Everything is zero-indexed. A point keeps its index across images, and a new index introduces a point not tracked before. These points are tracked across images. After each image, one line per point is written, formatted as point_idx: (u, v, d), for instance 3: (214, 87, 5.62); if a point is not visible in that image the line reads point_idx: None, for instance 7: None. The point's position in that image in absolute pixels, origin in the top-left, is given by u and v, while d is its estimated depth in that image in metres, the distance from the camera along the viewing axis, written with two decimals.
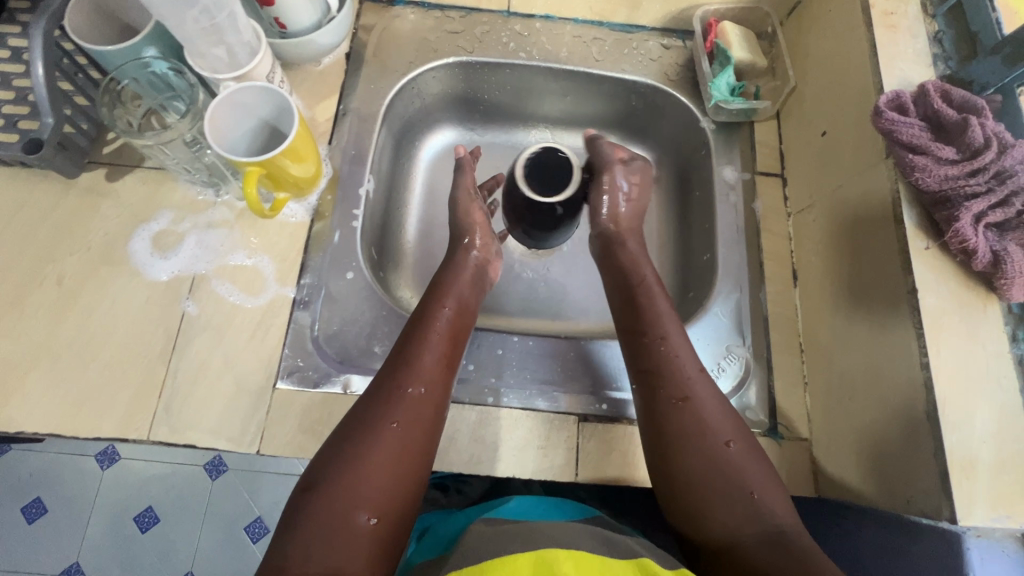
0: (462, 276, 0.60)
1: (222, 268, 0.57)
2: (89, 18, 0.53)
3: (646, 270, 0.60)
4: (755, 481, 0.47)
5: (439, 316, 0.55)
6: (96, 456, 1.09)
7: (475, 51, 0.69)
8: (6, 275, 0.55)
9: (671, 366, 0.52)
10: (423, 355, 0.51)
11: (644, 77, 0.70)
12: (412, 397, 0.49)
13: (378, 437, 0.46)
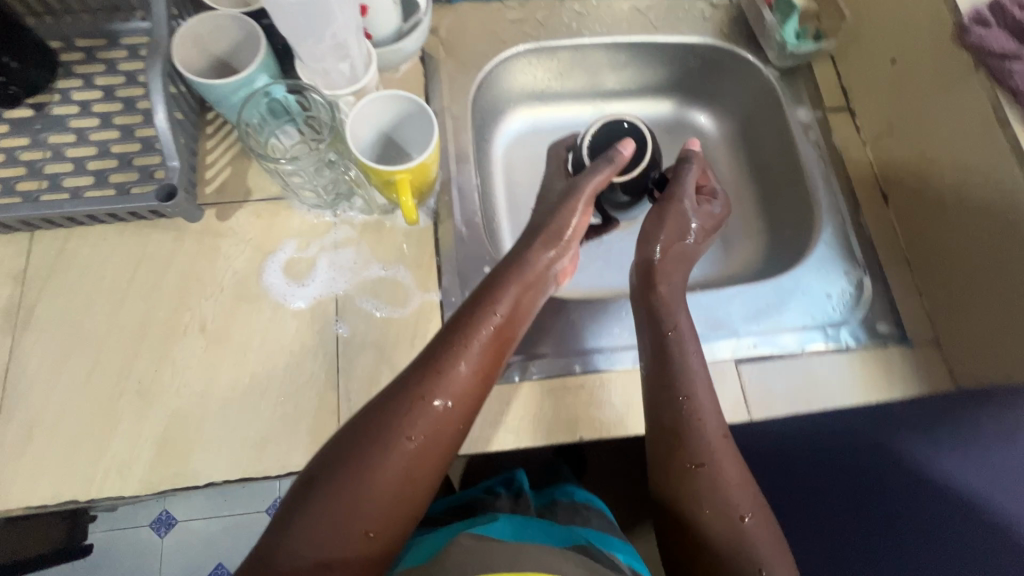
0: (518, 277, 0.53)
1: (362, 285, 0.57)
2: (196, 55, 0.54)
3: (680, 321, 0.56)
4: (767, 555, 0.45)
5: (485, 323, 0.50)
6: (152, 523, 0.93)
7: (541, 36, 0.71)
8: (147, 332, 0.54)
9: (695, 430, 0.50)
10: (457, 368, 0.47)
11: (704, 38, 0.73)
12: (436, 413, 0.45)
13: (391, 452, 0.43)
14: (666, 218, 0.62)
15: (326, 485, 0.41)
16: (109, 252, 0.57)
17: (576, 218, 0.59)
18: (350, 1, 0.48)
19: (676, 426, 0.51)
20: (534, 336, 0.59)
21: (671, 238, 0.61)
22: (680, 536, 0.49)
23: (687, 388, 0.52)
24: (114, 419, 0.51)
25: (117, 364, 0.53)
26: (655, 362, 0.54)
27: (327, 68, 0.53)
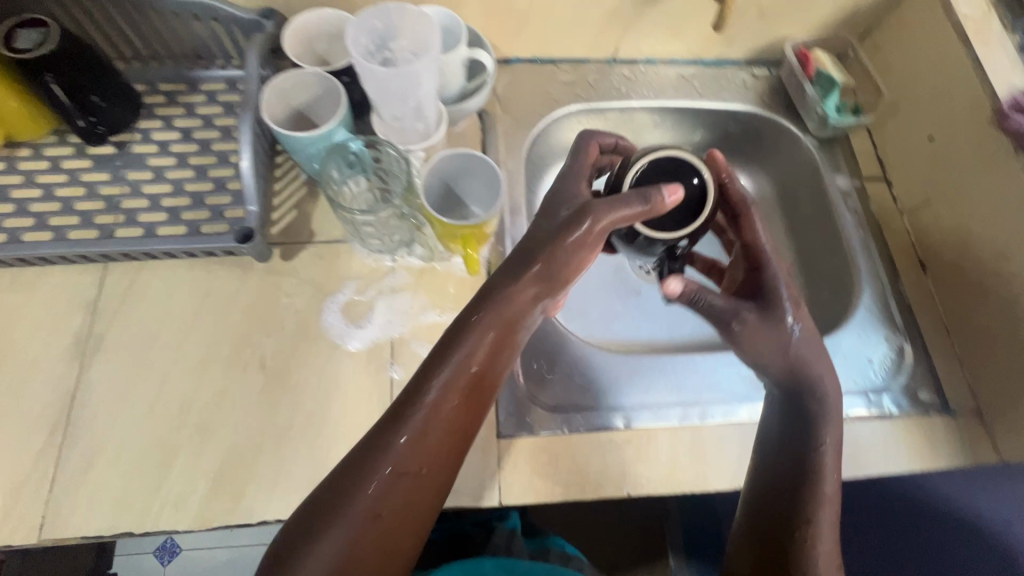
0: (496, 324, 0.44)
1: (418, 330, 0.59)
2: (281, 108, 0.58)
3: (825, 444, 0.48)
4: None
5: (457, 380, 0.43)
6: (156, 552, 0.91)
7: (592, 98, 0.75)
8: (208, 366, 0.56)
9: (806, 556, 0.45)
10: (428, 434, 0.42)
11: (746, 106, 0.77)
12: (409, 485, 0.42)
13: (361, 531, 0.40)
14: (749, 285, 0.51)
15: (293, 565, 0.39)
16: (177, 287, 0.59)
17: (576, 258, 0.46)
18: (431, 75, 0.54)
19: (783, 540, 0.46)
20: (580, 387, 0.60)
21: (774, 349, 0.49)
22: None
23: (809, 512, 0.46)
24: (172, 452, 0.52)
25: (177, 397, 0.54)
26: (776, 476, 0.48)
27: (403, 127, 0.59)
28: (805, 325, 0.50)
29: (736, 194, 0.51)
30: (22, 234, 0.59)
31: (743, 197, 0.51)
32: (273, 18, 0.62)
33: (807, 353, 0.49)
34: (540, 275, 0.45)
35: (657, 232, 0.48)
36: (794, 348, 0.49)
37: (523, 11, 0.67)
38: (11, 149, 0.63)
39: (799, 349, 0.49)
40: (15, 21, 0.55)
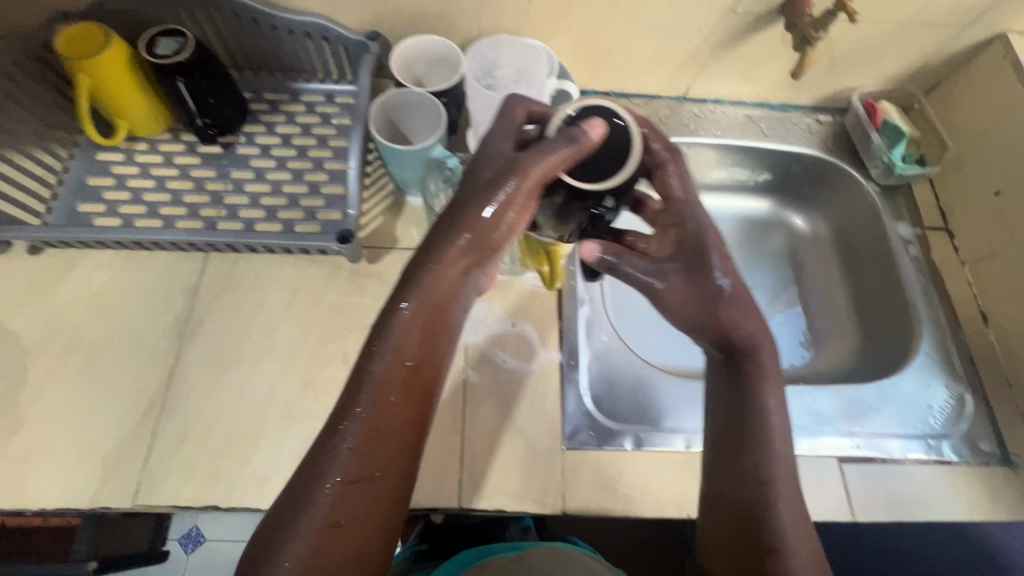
0: (428, 300, 0.42)
1: (491, 338, 0.62)
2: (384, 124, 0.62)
3: (768, 401, 0.47)
4: None
5: (393, 374, 0.41)
6: (180, 539, 0.92)
7: (661, 132, 0.79)
8: (295, 356, 0.59)
9: (773, 521, 0.43)
10: (383, 435, 0.40)
11: (810, 149, 0.80)
12: (367, 495, 0.39)
13: (313, 553, 0.37)
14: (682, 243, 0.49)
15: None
16: (271, 280, 0.63)
17: (510, 214, 0.43)
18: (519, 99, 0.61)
19: (753, 514, 0.44)
20: (643, 409, 0.61)
21: (709, 309, 0.47)
22: None
23: (768, 474, 0.45)
24: (258, 435, 0.55)
25: (266, 383, 0.58)
26: (744, 472, 0.45)
27: None
28: (734, 280, 0.48)
29: (659, 142, 0.49)
30: (135, 220, 0.64)
31: (666, 144, 0.49)
32: (378, 40, 0.68)
33: (740, 321, 0.48)
34: (467, 246, 0.43)
35: (583, 182, 0.43)
36: (720, 309, 0.47)
37: (607, 47, 0.71)
38: (129, 142, 0.68)
39: (733, 311, 0.47)
40: (156, 30, 0.61)
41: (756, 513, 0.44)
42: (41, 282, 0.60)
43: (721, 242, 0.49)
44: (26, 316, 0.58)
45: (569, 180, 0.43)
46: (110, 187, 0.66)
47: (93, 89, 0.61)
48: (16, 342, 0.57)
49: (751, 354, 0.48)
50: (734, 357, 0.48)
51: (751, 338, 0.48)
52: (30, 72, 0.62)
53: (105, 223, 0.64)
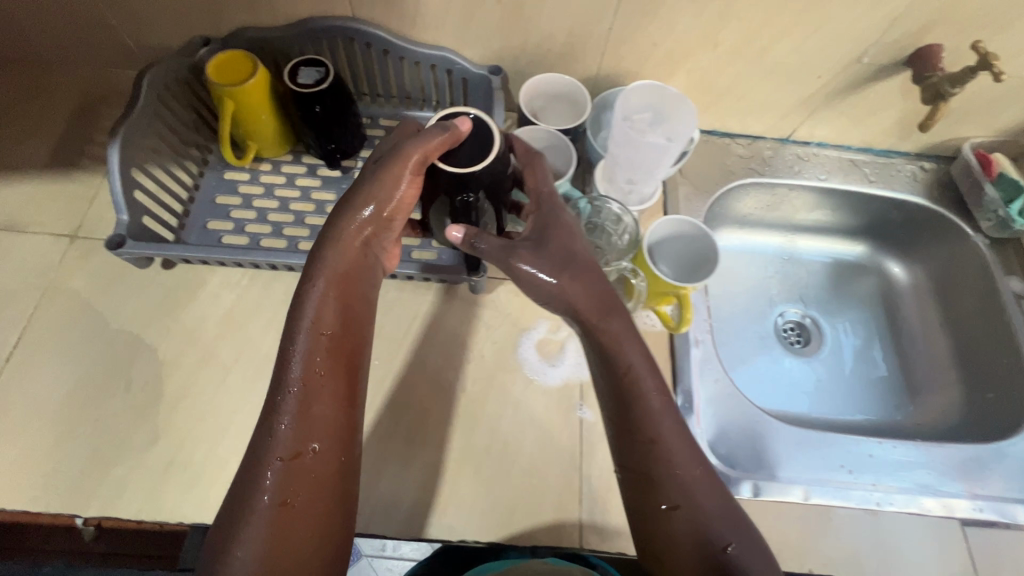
0: (335, 276, 0.50)
1: None
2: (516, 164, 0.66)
3: (633, 358, 0.49)
4: None
5: (315, 354, 0.47)
6: None
7: (765, 172, 0.79)
8: (416, 384, 0.60)
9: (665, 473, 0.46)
10: (314, 411, 0.46)
11: (916, 197, 0.79)
12: (309, 464, 0.44)
13: (269, 520, 0.42)
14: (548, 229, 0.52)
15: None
16: (391, 306, 0.65)
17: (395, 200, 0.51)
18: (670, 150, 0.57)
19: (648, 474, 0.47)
20: (762, 458, 0.60)
21: (563, 273, 0.50)
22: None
23: (652, 430, 0.48)
24: (382, 461, 0.56)
25: (389, 410, 0.59)
26: (625, 445, 0.49)
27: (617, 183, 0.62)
28: (586, 258, 0.52)
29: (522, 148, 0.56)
30: (261, 239, 0.66)
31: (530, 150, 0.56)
32: (500, 74, 0.69)
33: (586, 288, 0.50)
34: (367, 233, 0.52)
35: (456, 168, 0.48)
36: (569, 275, 0.50)
37: (722, 89, 0.72)
38: (254, 163, 0.71)
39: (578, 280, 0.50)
40: (299, 60, 0.64)
41: (645, 479, 0.47)
42: (175, 296, 0.62)
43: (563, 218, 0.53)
44: (160, 329, 0.60)
45: (448, 166, 0.48)
46: (237, 206, 0.68)
47: (234, 115, 0.64)
48: (152, 354, 0.59)
49: (613, 318, 0.51)
50: (588, 326, 0.51)
51: (604, 301, 0.50)
52: (177, 95, 0.66)
53: (232, 240, 0.66)
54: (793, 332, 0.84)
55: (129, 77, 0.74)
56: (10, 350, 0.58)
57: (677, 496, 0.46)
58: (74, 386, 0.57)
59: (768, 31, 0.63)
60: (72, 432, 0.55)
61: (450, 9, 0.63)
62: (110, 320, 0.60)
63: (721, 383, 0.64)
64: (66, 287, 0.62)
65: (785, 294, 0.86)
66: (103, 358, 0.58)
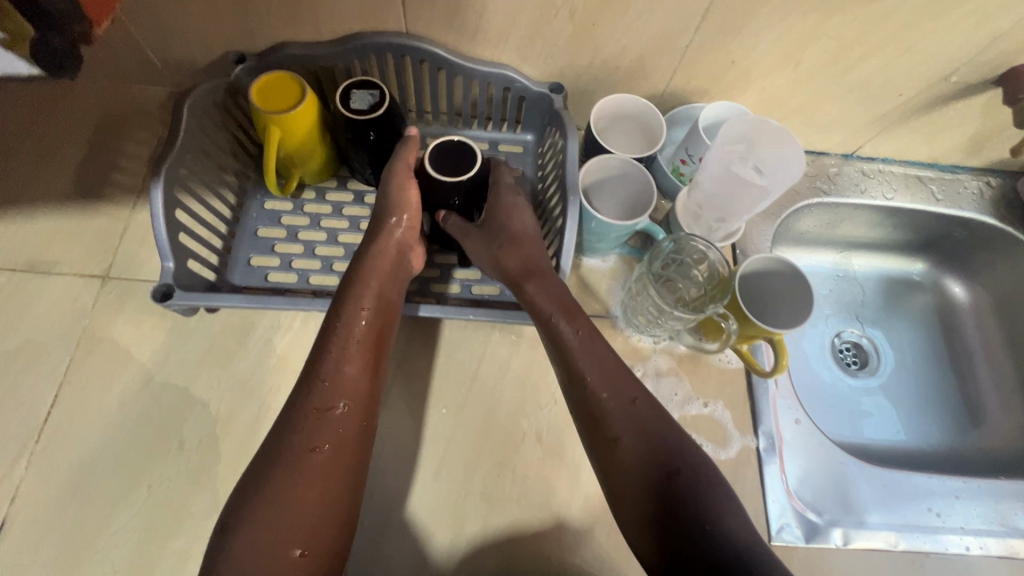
0: (379, 264, 0.54)
1: (684, 419, 0.59)
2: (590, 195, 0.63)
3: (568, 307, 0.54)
4: (711, 514, 0.42)
5: (355, 325, 0.50)
6: None
7: (830, 191, 0.76)
8: (489, 434, 0.57)
9: (607, 409, 0.49)
10: (341, 371, 0.47)
11: (982, 215, 0.76)
12: (337, 421, 0.45)
13: (300, 465, 0.42)
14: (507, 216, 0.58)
15: (239, 543, 0.39)
16: (454, 346, 0.61)
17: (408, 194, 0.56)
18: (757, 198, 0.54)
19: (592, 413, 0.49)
20: (849, 503, 0.58)
21: (501, 247, 0.57)
22: (630, 523, 0.45)
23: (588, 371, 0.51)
24: (460, 520, 0.53)
25: (462, 464, 0.56)
26: (569, 388, 0.51)
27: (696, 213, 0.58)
28: (518, 232, 0.58)
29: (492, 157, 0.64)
30: (310, 276, 0.61)
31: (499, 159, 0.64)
32: (563, 92, 0.64)
33: (518, 256, 0.57)
34: (407, 223, 0.56)
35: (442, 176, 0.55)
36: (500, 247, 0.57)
37: (793, 107, 0.68)
38: (296, 191, 0.66)
39: (507, 249, 0.57)
40: (350, 82, 0.58)
41: (590, 416, 0.49)
42: (222, 343, 0.57)
43: (515, 202, 0.60)
44: (210, 381, 0.56)
45: (443, 177, 0.54)
46: (282, 239, 0.63)
47: (280, 142, 0.58)
48: (203, 410, 0.54)
49: (539, 281, 0.56)
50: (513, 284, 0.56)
51: (526, 264, 0.56)
52: (216, 121, 0.61)
53: (279, 278, 0.61)
54: (849, 352, 0.82)
55: (153, 93, 0.68)
56: (48, 410, 0.54)
57: (620, 428, 0.48)
58: (121, 449, 0.52)
59: (857, 49, 0.58)
60: (123, 501, 0.50)
61: (515, 25, 0.57)
62: (155, 373, 0.56)
63: (802, 426, 0.61)
64: (104, 337, 0.57)
65: (840, 313, 0.83)
66: (150, 415, 0.54)
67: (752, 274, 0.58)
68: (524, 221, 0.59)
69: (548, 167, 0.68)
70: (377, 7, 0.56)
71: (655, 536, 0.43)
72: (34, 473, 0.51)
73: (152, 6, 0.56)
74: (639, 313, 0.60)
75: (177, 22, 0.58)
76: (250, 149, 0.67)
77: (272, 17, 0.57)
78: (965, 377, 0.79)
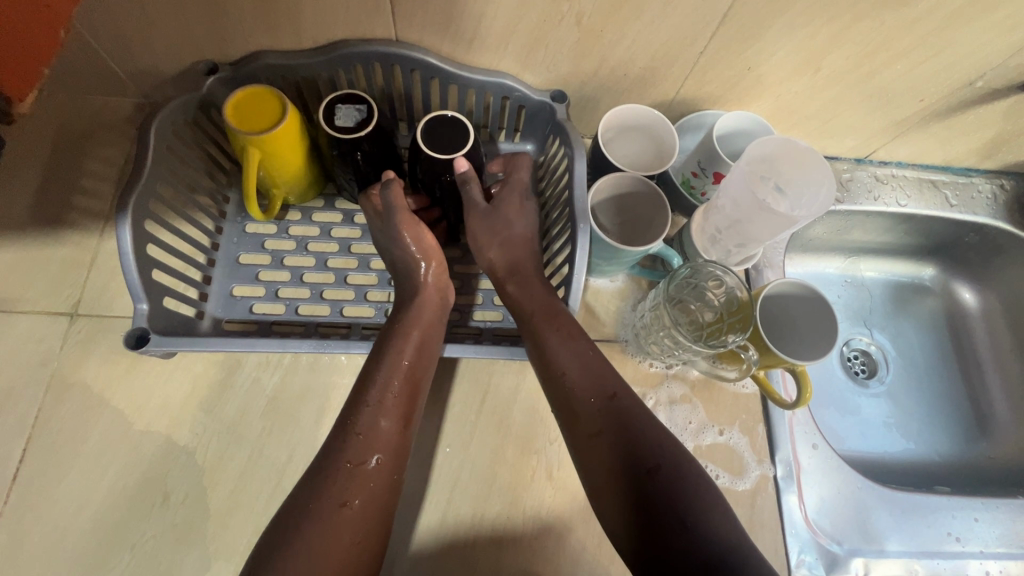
0: (423, 313, 0.51)
1: (700, 448, 0.57)
2: (606, 213, 0.60)
3: (547, 301, 0.53)
4: (694, 509, 0.40)
5: (395, 374, 0.47)
6: None
7: (844, 199, 0.73)
8: (497, 472, 0.54)
9: (585, 403, 0.47)
10: (377, 425, 0.43)
11: (998, 221, 0.74)
12: (369, 476, 0.41)
13: (329, 524, 0.38)
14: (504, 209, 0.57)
15: None
16: (457, 378, 0.57)
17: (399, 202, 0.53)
18: (778, 230, 0.52)
19: (569, 406, 0.48)
20: (868, 531, 0.56)
21: (490, 244, 0.56)
22: (614, 524, 0.42)
23: (565, 366, 0.49)
24: (469, 567, 0.50)
25: (470, 507, 0.52)
26: (546, 380, 0.50)
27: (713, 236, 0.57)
28: (512, 228, 0.56)
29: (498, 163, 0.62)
30: (299, 306, 0.57)
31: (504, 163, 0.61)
32: (565, 101, 0.60)
33: (508, 255, 0.56)
34: (434, 270, 0.54)
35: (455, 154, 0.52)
36: (490, 244, 0.56)
37: (809, 112, 0.64)
38: (280, 212, 0.61)
39: (497, 247, 0.56)
40: (334, 96, 0.52)
41: (569, 410, 0.47)
42: (207, 383, 0.53)
43: (520, 204, 0.58)
44: (195, 427, 0.52)
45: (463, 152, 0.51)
46: (266, 266, 0.58)
47: (260, 164, 0.53)
48: (189, 459, 0.50)
49: (523, 281, 0.55)
50: (499, 284, 0.56)
51: (514, 262, 0.56)
52: (187, 140, 0.56)
53: (265, 309, 0.56)
54: (857, 360, 0.78)
55: (115, 105, 0.62)
56: (17, 466, 0.49)
57: (599, 422, 0.46)
58: (100, 507, 0.48)
59: (882, 54, 0.54)
60: (106, 564, 0.47)
61: (516, 33, 0.52)
62: (134, 420, 0.51)
63: (820, 451, 0.59)
64: (76, 382, 0.52)
65: (850, 320, 0.80)
66: (131, 468, 0.50)
67: (784, 300, 0.56)
68: (524, 223, 0.58)
69: (552, 179, 0.64)
70: (363, 13, 0.50)
71: (636, 531, 0.40)
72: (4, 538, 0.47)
73: (109, 14, 0.49)
74: (652, 341, 0.57)
75: (137, 30, 0.51)
76: (226, 166, 0.61)
77: (247, 24, 0.51)
78: (976, 384, 0.77)
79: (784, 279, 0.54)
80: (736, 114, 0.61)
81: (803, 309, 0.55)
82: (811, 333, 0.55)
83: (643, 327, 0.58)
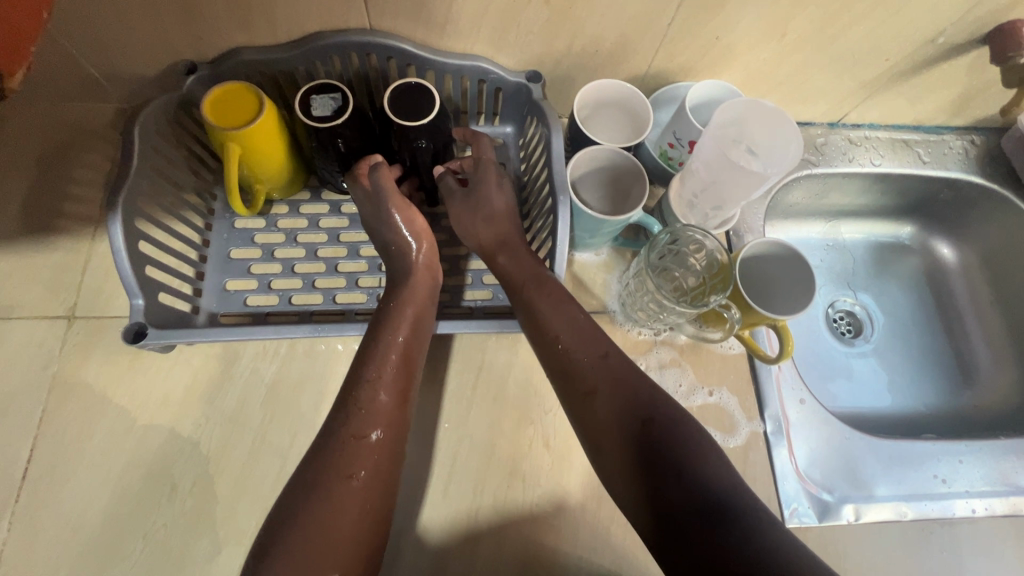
0: (417, 290, 0.53)
1: (691, 409, 0.58)
2: (588, 188, 0.62)
3: (534, 270, 0.54)
4: (687, 454, 0.41)
5: (392, 349, 0.48)
6: None
7: (820, 162, 0.75)
8: (495, 443, 0.56)
9: (578, 364, 0.48)
10: (376, 400, 0.45)
11: (971, 175, 0.76)
12: (372, 450, 0.43)
13: (335, 496, 0.39)
14: (483, 184, 0.58)
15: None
16: (451, 357, 0.59)
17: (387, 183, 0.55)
18: (751, 187, 0.54)
19: (563, 369, 0.49)
20: (857, 479, 0.58)
21: (475, 222, 0.58)
22: (612, 475, 0.45)
23: (557, 330, 0.51)
24: (474, 536, 0.52)
25: (471, 478, 0.54)
26: (540, 346, 0.51)
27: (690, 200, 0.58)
28: (495, 203, 0.58)
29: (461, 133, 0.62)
30: (292, 295, 0.58)
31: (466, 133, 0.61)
32: (540, 80, 0.61)
33: (495, 230, 0.57)
34: (426, 251, 0.56)
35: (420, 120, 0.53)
36: (475, 221, 0.58)
37: (779, 78, 0.66)
38: (266, 207, 0.62)
39: (482, 225, 0.58)
40: (309, 87, 0.53)
41: (563, 372, 0.49)
42: (207, 376, 0.54)
43: (499, 180, 0.59)
44: (199, 419, 0.53)
45: (426, 118, 0.52)
46: (258, 259, 0.59)
47: (241, 159, 0.54)
48: (194, 449, 0.52)
49: (512, 252, 0.56)
50: (489, 258, 0.57)
51: (501, 237, 0.57)
52: (170, 138, 0.57)
53: (259, 301, 0.58)
54: (843, 321, 0.80)
55: (97, 109, 0.62)
56: (25, 467, 0.50)
57: (593, 380, 0.47)
58: (110, 500, 0.50)
59: (845, 17, 0.56)
60: (120, 554, 0.48)
61: (487, 16, 0.54)
62: (138, 415, 0.53)
63: (807, 405, 0.61)
64: (78, 383, 0.53)
65: (835, 282, 0.82)
66: (138, 461, 0.51)
67: (763, 261, 0.58)
68: (504, 198, 0.59)
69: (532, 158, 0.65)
70: (337, 4, 0.52)
71: (635, 479, 0.42)
72: (18, 536, 0.48)
73: (86, 19, 0.50)
74: (638, 308, 0.59)
75: (115, 34, 0.52)
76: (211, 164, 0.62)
77: (223, 22, 0.52)
78: (959, 336, 0.79)
79: (760, 239, 0.56)
80: (710, 82, 0.63)
81: (782, 268, 0.57)
82: (788, 292, 0.56)
83: (629, 295, 0.60)
